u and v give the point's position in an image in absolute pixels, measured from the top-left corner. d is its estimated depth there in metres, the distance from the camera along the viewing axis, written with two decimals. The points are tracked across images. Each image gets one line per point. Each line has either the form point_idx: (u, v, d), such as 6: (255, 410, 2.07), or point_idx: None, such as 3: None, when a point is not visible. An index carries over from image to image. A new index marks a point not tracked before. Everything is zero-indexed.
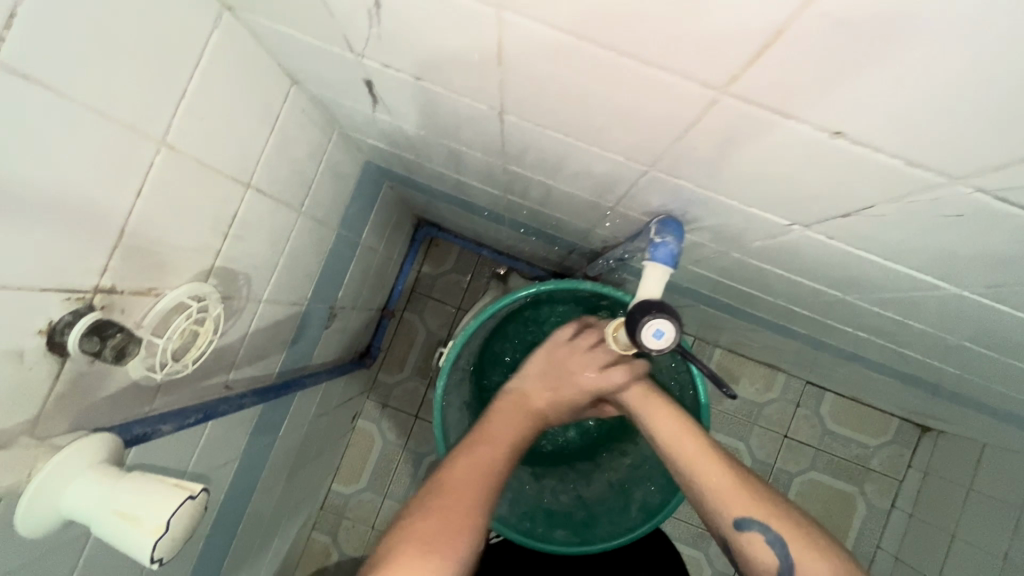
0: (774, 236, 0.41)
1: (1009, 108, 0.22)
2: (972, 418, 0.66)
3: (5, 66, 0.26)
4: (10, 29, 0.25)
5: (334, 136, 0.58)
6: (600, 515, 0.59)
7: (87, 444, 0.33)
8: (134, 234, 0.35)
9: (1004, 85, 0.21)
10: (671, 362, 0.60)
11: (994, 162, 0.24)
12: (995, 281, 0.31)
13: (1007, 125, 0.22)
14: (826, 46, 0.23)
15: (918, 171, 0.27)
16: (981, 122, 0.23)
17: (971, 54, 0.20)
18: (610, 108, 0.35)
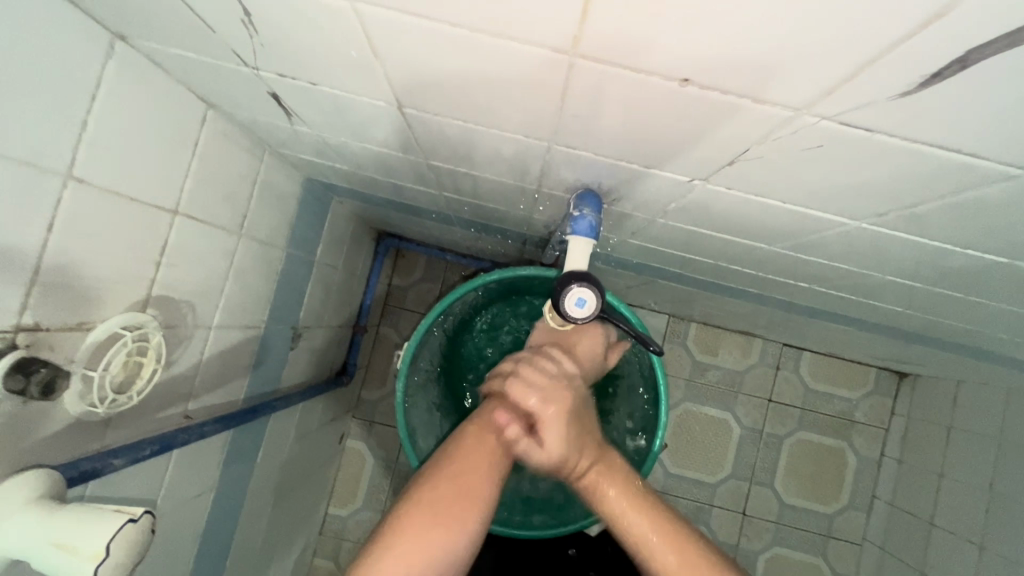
0: (682, 195, 0.40)
1: (851, 28, 0.19)
2: (952, 330, 0.66)
3: None
4: None
5: (264, 156, 0.60)
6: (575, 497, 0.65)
7: (24, 480, 0.34)
8: (49, 270, 0.37)
9: (847, 1, 0.18)
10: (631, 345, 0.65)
11: (825, 88, 0.22)
12: (909, 199, 0.30)
13: (842, 46, 0.20)
14: None
15: (767, 109, 0.25)
16: (824, 47, 0.20)
17: None
18: (484, 95, 0.32)
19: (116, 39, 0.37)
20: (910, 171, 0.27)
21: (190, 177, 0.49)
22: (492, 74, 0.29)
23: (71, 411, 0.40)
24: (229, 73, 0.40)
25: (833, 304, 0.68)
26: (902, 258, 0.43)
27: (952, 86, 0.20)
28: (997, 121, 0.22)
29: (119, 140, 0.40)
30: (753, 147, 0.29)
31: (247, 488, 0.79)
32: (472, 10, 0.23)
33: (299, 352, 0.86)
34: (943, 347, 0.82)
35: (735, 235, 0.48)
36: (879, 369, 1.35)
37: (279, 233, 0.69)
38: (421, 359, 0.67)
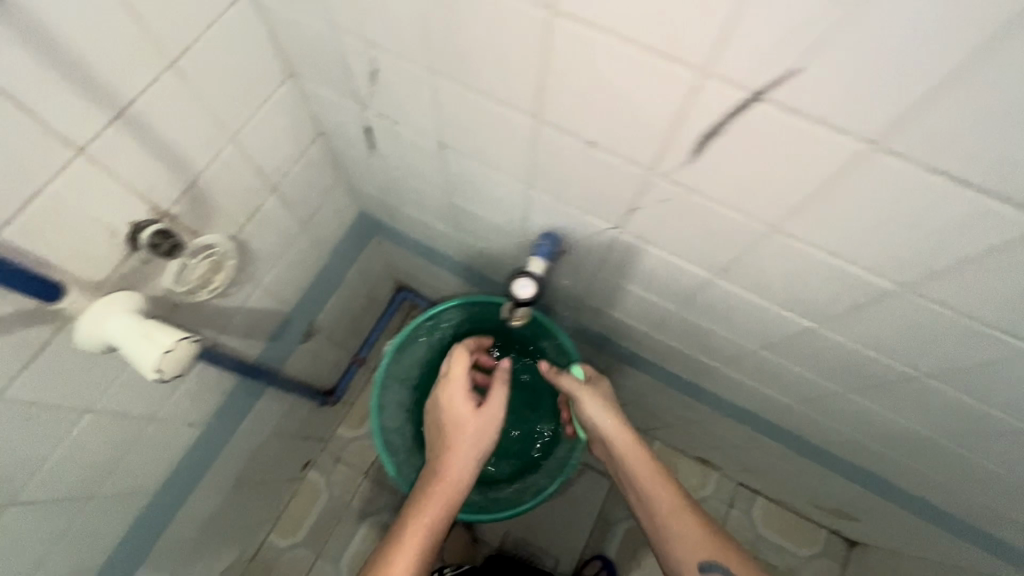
0: (609, 244, 0.60)
1: (657, 118, 0.40)
2: (842, 444, 0.78)
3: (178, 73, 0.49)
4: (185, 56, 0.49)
5: (341, 180, 0.84)
6: None
7: (124, 298, 0.51)
8: (199, 188, 0.57)
9: (652, 105, 0.39)
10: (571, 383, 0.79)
11: (658, 155, 0.43)
12: (729, 253, 0.49)
13: (656, 130, 0.41)
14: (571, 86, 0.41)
15: (635, 167, 0.45)
16: (650, 129, 0.41)
17: (630, 86, 0.39)
18: (492, 142, 0.54)
19: (289, 76, 0.61)
20: (718, 227, 0.46)
21: (293, 171, 0.72)
22: (498, 127, 0.51)
23: (162, 284, 0.58)
24: (347, 109, 0.64)
25: (747, 399, 0.81)
26: (763, 328, 0.59)
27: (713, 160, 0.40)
28: (743, 187, 0.41)
29: (268, 131, 0.63)
30: (637, 197, 0.49)
31: (221, 448, 0.90)
32: (491, 85, 0.46)
33: (306, 349, 1.02)
34: (856, 480, 0.91)
35: (652, 294, 0.65)
36: (830, 533, 1.37)
37: (329, 241, 0.90)
38: (403, 356, 0.82)
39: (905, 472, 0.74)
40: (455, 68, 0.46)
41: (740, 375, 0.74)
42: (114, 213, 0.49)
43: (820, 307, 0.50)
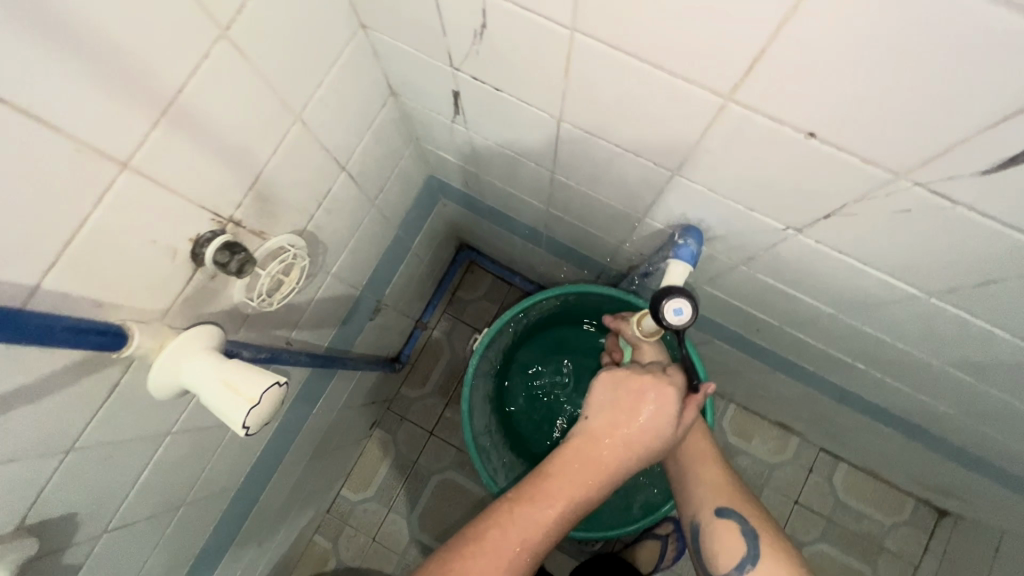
0: (773, 244, 0.47)
1: (952, 109, 0.26)
2: (1005, 451, 0.67)
3: (232, 44, 0.37)
4: (238, 19, 0.36)
5: (410, 146, 0.71)
6: (601, 512, 0.69)
7: (195, 334, 0.43)
8: (263, 183, 0.47)
9: (955, 88, 0.25)
10: None
11: (923, 158, 0.29)
12: (978, 278, 0.36)
13: (943, 124, 0.27)
14: (810, 59, 0.27)
15: (871, 169, 0.32)
16: (928, 123, 0.27)
17: (926, 60, 0.24)
18: (638, 122, 0.40)
19: (360, 29, 0.49)
20: (976, 250, 0.34)
21: (362, 143, 0.60)
22: (655, 105, 0.37)
23: (235, 297, 0.50)
24: (431, 68, 0.50)
25: (886, 397, 0.71)
26: (965, 346, 0.47)
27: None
28: None
29: (334, 102, 0.51)
30: (851, 203, 0.36)
31: (298, 433, 0.86)
32: (667, 54, 0.32)
33: (373, 325, 0.95)
34: (992, 476, 0.81)
35: (808, 295, 0.53)
36: (917, 501, 1.30)
37: (397, 214, 0.80)
38: (490, 349, 0.73)
39: None
40: (612, 28, 0.33)
41: (892, 379, 0.63)
42: (171, 231, 0.39)
43: None
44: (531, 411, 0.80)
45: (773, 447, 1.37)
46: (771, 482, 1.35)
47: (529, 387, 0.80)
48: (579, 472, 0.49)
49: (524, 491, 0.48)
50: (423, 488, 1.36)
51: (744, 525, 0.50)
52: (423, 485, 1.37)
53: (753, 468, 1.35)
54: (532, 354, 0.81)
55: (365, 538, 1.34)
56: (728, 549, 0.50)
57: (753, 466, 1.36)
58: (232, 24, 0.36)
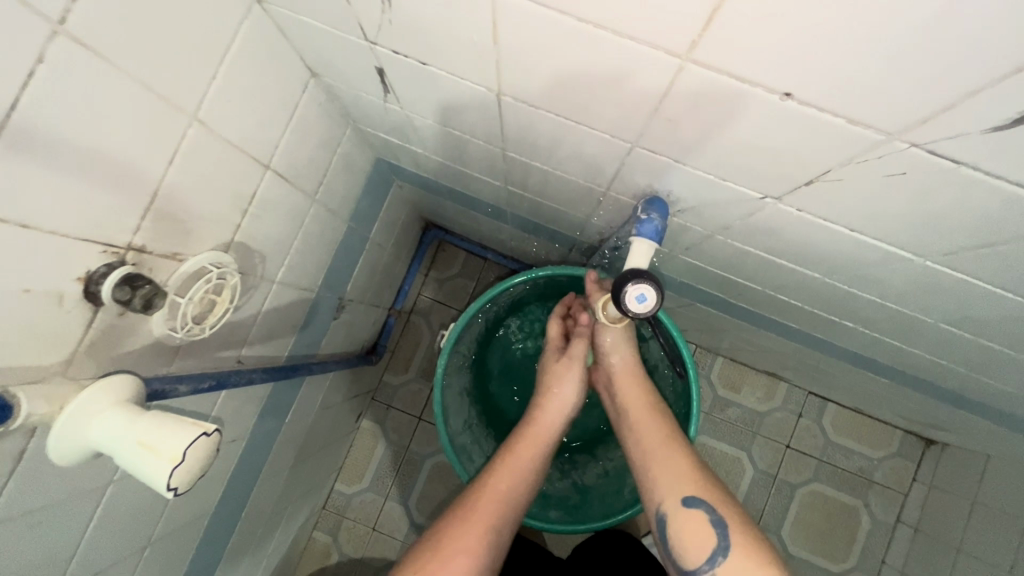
0: (750, 213, 0.42)
1: (957, 53, 0.21)
2: (997, 394, 0.65)
3: (73, 38, 0.30)
4: (76, 6, 0.29)
5: (347, 129, 0.64)
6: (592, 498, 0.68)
7: (111, 384, 0.38)
8: (164, 199, 0.40)
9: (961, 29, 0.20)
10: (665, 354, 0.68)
11: (920, 114, 0.24)
12: (982, 239, 0.32)
13: (944, 72, 0.22)
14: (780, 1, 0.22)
15: (860, 129, 0.27)
16: (928, 72, 0.22)
17: None
18: (586, 91, 0.34)
19: (254, 2, 0.41)
20: (978, 211, 0.29)
21: (285, 136, 0.53)
22: (601, 71, 0.31)
23: (155, 332, 0.43)
24: (346, 44, 0.43)
25: (874, 350, 0.68)
26: (961, 304, 0.44)
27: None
28: None
29: (239, 94, 0.44)
30: (836, 168, 0.31)
31: (272, 446, 0.82)
32: (606, 10, 0.26)
33: (340, 323, 0.90)
34: (980, 414, 0.80)
35: (792, 262, 0.49)
36: (905, 433, 1.32)
37: (345, 205, 0.73)
38: (461, 343, 0.69)
39: None
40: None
41: (881, 335, 0.60)
42: (50, 274, 0.33)
43: None
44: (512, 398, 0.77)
45: (763, 396, 1.37)
46: (763, 430, 1.36)
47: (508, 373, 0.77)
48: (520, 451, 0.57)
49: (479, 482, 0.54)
50: (418, 473, 1.35)
51: (710, 513, 0.47)
52: (417, 470, 1.35)
53: (744, 419, 1.36)
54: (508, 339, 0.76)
55: (365, 529, 1.33)
56: (694, 541, 0.46)
57: (744, 417, 1.37)
58: (69, 13, 0.29)
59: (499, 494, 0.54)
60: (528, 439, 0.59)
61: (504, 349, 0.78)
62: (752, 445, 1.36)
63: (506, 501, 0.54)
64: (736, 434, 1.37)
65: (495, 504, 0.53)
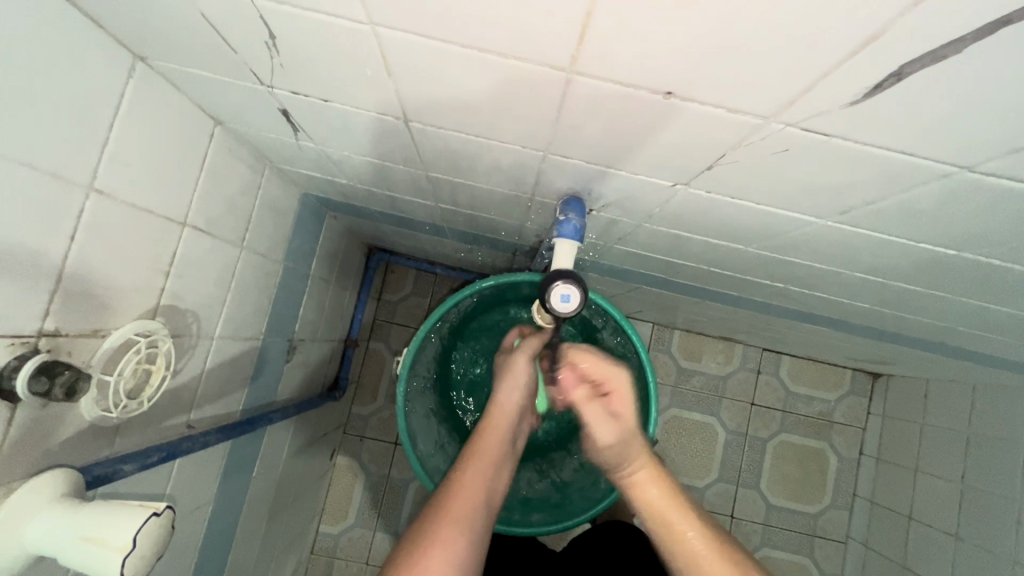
0: (666, 201, 0.44)
1: (801, 44, 0.23)
2: (920, 325, 0.71)
3: None
4: None
5: (265, 171, 0.63)
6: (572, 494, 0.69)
7: (46, 481, 0.36)
8: (71, 277, 0.38)
9: (798, 24, 0.22)
10: (618, 342, 0.70)
11: (785, 99, 0.26)
12: (865, 196, 0.34)
13: (795, 63, 0.24)
14: (638, 14, 0.23)
15: (740, 116, 0.29)
16: (782, 63, 0.24)
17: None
18: (487, 109, 0.35)
19: (137, 60, 0.40)
20: (856, 175, 0.32)
21: (198, 189, 0.51)
22: (495, 89, 0.32)
23: (86, 417, 0.41)
24: (244, 90, 0.42)
25: (808, 304, 0.72)
26: (866, 256, 0.47)
27: (895, 93, 0.24)
28: (934, 128, 0.26)
29: (137, 155, 0.42)
30: (728, 152, 0.33)
31: (242, 504, 0.79)
32: (484, 35, 0.27)
33: (294, 364, 0.87)
34: (910, 345, 0.87)
35: (715, 237, 0.51)
36: (854, 371, 1.41)
37: (277, 246, 0.71)
38: (417, 366, 0.69)
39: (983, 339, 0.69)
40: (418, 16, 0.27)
41: (809, 290, 0.64)
42: None
43: (974, 238, 0.37)
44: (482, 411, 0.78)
45: (723, 360, 1.43)
46: (728, 393, 1.42)
47: (473, 387, 0.77)
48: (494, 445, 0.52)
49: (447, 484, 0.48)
50: (403, 499, 1.33)
51: None
52: (402, 496, 1.33)
53: (709, 385, 1.42)
54: (467, 354, 0.77)
55: (358, 565, 1.30)
56: None
57: (708, 383, 1.42)
58: None
59: (472, 490, 0.48)
60: (491, 427, 0.53)
61: (464, 364, 0.78)
62: (720, 408, 1.41)
63: (482, 497, 0.48)
64: (702, 401, 1.42)
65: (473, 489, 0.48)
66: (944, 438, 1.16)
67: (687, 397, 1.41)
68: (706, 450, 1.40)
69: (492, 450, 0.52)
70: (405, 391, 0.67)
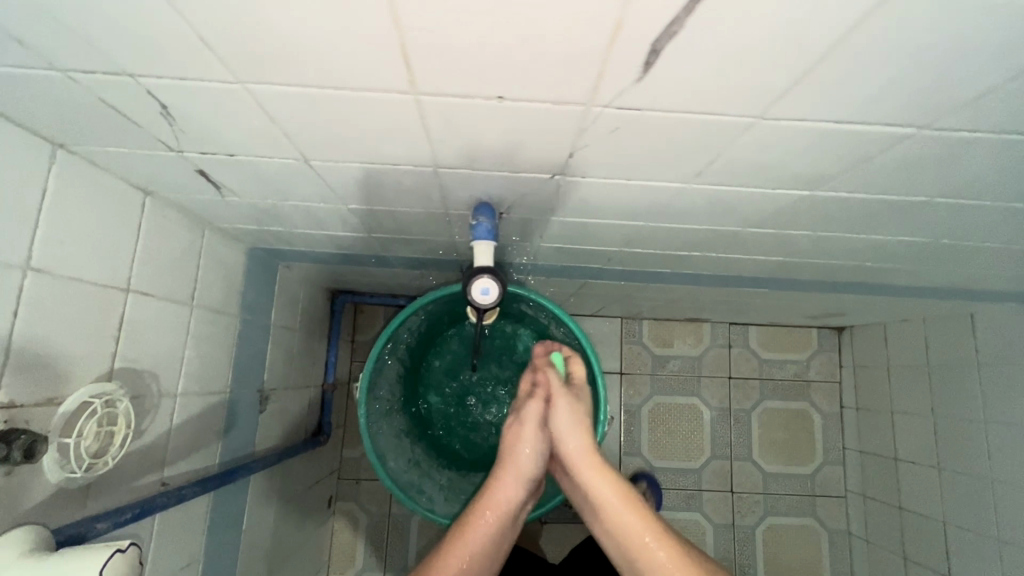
0: (556, 192, 0.49)
1: (573, 41, 0.28)
2: (836, 267, 0.76)
3: None
4: None
5: (205, 232, 0.67)
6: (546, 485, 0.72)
7: (14, 538, 0.39)
8: (19, 351, 0.42)
9: (561, 26, 0.27)
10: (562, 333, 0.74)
11: (589, 86, 0.31)
12: (704, 156, 0.40)
13: (578, 57, 0.29)
14: (441, 37, 0.28)
15: (565, 106, 0.34)
16: (570, 58, 0.29)
17: (521, 9, 0.26)
18: (368, 138, 0.40)
19: (56, 148, 0.44)
20: (684, 138, 0.37)
21: (137, 256, 0.55)
22: (366, 119, 0.37)
23: (51, 480, 0.44)
24: (160, 158, 0.46)
25: (735, 268, 0.77)
26: (745, 211, 0.52)
27: (666, 67, 0.29)
28: (712, 88, 0.31)
29: (70, 233, 0.46)
30: (576, 138, 0.38)
31: (235, 558, 0.80)
32: (334, 74, 0.32)
33: (269, 414, 0.90)
34: (846, 293, 0.92)
35: (616, 218, 0.56)
36: (819, 329, 1.46)
37: (230, 300, 0.75)
38: (378, 389, 0.72)
39: (894, 270, 0.75)
40: (280, 68, 0.32)
41: (725, 253, 0.69)
42: None
43: (813, 176, 0.43)
44: (451, 425, 0.81)
45: (695, 341, 1.47)
46: (705, 371, 1.46)
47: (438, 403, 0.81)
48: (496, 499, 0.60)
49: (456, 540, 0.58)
50: (408, 534, 1.33)
51: None
52: (406, 531, 1.33)
53: (686, 367, 1.46)
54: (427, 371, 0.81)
55: None
56: None
57: (685, 365, 1.46)
58: None
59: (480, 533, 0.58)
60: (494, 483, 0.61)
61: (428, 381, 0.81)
62: (701, 387, 1.45)
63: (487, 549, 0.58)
64: (683, 384, 1.45)
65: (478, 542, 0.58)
66: (909, 375, 1.21)
67: (667, 382, 1.45)
68: (695, 431, 1.43)
69: (498, 507, 0.60)
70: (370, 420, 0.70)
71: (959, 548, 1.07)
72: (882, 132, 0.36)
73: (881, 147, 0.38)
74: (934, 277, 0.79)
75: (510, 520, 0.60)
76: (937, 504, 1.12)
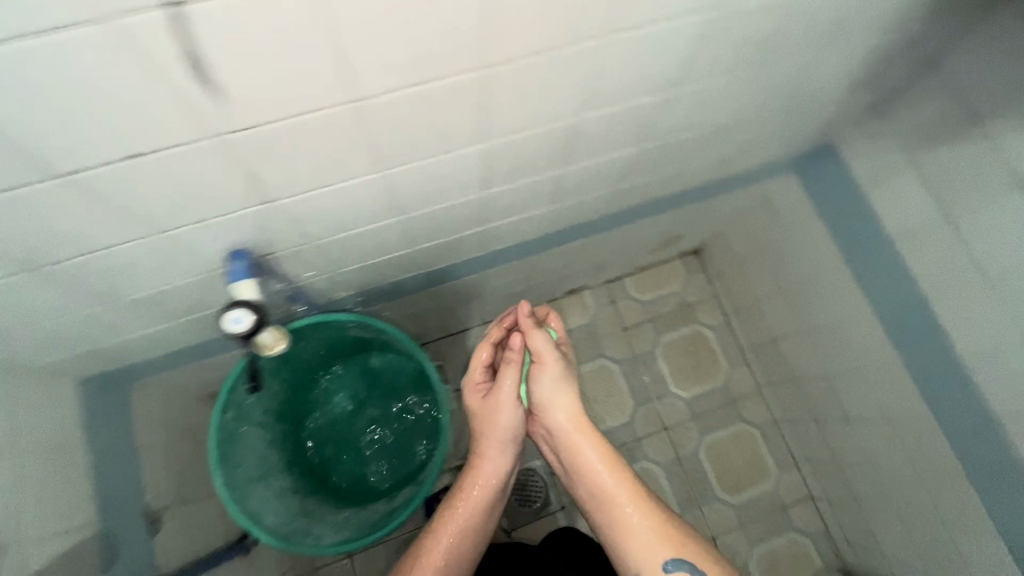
0: (262, 206, 0.60)
1: (100, 83, 0.40)
2: (603, 195, 0.87)
3: None
4: None
5: (8, 372, 0.71)
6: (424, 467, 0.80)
7: None
8: None
9: (80, 77, 0.39)
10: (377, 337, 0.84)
11: (158, 109, 0.44)
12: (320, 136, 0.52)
13: (121, 93, 0.41)
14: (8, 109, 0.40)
15: (163, 130, 0.46)
16: (115, 95, 0.41)
17: (39, 77, 0.38)
18: (58, 204, 0.50)
19: None
20: (282, 125, 0.49)
21: None
22: (35, 189, 0.48)
23: None
24: None
25: (530, 227, 0.87)
26: (435, 172, 0.63)
27: (181, 81, 0.41)
28: (239, 83, 0.43)
29: None
30: (204, 149, 0.49)
31: None
32: None
33: (162, 534, 0.89)
34: (649, 216, 1.04)
35: (345, 217, 0.67)
36: (679, 257, 1.60)
37: (64, 433, 0.77)
38: (239, 470, 0.77)
39: (648, 175, 0.85)
40: (65, 157, 0.46)
41: (496, 221, 0.81)
42: None
43: (426, 120, 0.54)
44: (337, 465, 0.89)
45: (581, 310, 1.57)
46: (600, 332, 1.55)
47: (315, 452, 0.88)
48: (486, 467, 0.87)
49: (455, 505, 0.85)
50: None
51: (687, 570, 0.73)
52: None
53: (581, 335, 1.55)
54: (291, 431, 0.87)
55: None
56: None
57: (580, 334, 1.55)
58: None
59: (473, 497, 0.85)
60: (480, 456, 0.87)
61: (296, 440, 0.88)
62: (601, 347, 1.54)
63: (478, 509, 0.85)
64: (585, 351, 1.54)
65: (476, 498, 0.85)
66: (752, 262, 1.35)
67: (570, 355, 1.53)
68: (614, 390, 1.51)
69: (485, 472, 0.87)
70: (230, 481, 0.75)
71: (841, 390, 1.19)
72: (462, 83, 0.51)
73: (477, 92, 0.53)
74: (694, 173, 0.92)
75: (495, 488, 0.87)
76: (818, 360, 1.24)
